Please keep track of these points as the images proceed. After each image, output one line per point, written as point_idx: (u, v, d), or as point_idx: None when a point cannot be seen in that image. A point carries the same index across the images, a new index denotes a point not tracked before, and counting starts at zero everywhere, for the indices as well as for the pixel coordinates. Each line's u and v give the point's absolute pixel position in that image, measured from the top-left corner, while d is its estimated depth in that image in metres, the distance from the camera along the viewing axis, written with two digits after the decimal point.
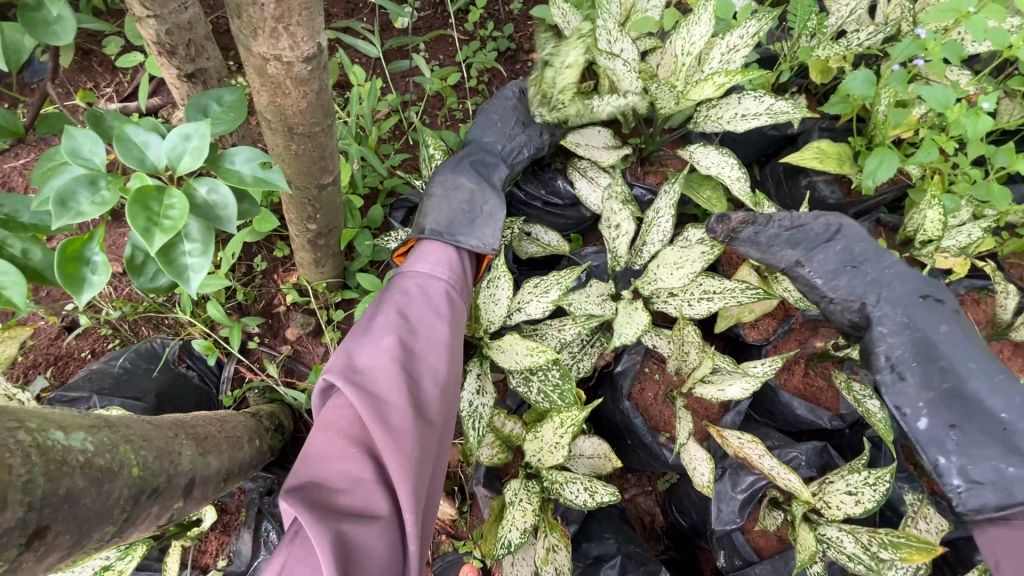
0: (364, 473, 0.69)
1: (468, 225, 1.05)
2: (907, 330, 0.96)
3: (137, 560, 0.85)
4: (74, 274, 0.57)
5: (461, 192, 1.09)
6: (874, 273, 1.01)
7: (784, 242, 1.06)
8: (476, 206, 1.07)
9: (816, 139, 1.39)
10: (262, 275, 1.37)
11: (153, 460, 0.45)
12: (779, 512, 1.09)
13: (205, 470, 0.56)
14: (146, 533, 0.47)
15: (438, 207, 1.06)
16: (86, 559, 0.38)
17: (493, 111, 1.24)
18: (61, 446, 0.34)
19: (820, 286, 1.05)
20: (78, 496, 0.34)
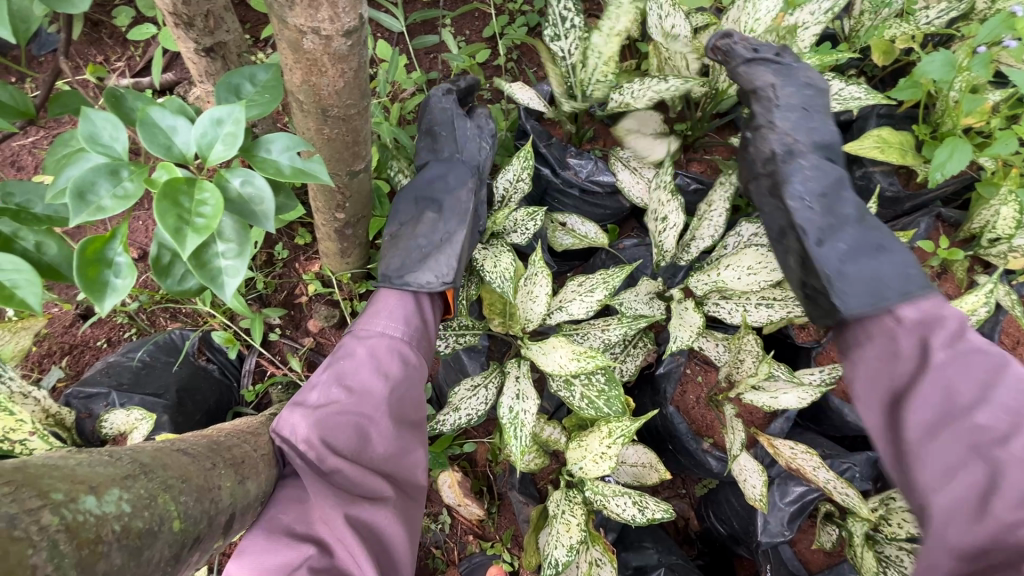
0: (301, 563, 0.63)
1: (427, 260, 0.96)
2: (816, 165, 0.93)
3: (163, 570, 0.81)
4: (94, 278, 0.50)
5: (418, 227, 0.99)
6: (791, 106, 0.96)
7: (750, 65, 0.98)
8: (435, 237, 0.98)
9: (875, 126, 1.30)
10: (283, 264, 1.31)
11: (194, 504, 0.39)
12: (832, 528, 1.03)
13: (244, 499, 0.50)
14: None
15: (394, 250, 0.98)
16: None
17: (433, 115, 1.08)
18: (92, 519, 0.29)
19: (748, 77, 0.98)
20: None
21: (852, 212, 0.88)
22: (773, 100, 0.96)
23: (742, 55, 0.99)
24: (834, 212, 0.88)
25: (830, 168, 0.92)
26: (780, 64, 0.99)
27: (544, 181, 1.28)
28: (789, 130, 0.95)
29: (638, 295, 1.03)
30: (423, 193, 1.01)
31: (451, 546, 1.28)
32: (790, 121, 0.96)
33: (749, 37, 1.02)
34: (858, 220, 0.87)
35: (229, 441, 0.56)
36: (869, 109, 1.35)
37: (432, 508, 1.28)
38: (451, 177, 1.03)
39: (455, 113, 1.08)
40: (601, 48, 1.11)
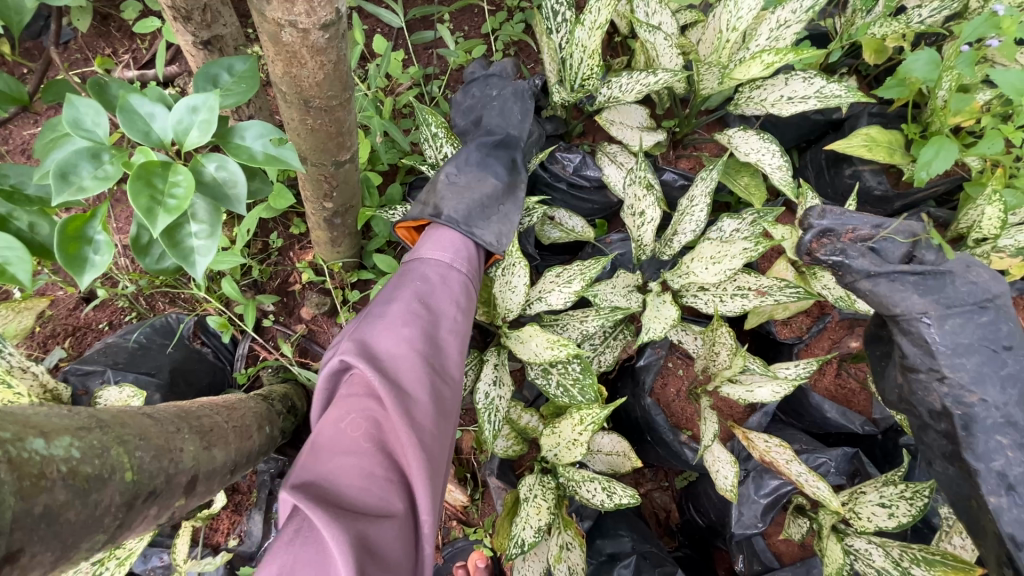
0: (376, 467, 0.62)
1: (485, 218, 0.98)
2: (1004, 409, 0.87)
3: (147, 539, 0.86)
4: (75, 254, 0.54)
5: (479, 181, 1.01)
6: (961, 341, 0.89)
7: (886, 282, 0.92)
8: (493, 199, 1.00)
9: (865, 125, 1.30)
10: (278, 253, 1.35)
11: (150, 461, 0.42)
12: (803, 520, 1.04)
13: (208, 465, 0.53)
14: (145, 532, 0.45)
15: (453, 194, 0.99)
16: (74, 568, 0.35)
17: (503, 96, 1.17)
18: (39, 457, 0.30)
19: (892, 299, 0.91)
20: (59, 511, 0.30)
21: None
22: (932, 343, 0.90)
23: (871, 263, 0.93)
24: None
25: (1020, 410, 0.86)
26: (931, 275, 0.91)
27: (533, 175, 1.29)
28: (971, 387, 0.88)
29: (617, 287, 1.04)
30: (488, 156, 1.05)
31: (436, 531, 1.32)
32: (963, 362, 0.88)
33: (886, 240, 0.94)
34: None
35: (201, 411, 0.60)
36: (861, 108, 1.35)
37: None
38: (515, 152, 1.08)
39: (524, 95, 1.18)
40: (584, 42, 1.11)
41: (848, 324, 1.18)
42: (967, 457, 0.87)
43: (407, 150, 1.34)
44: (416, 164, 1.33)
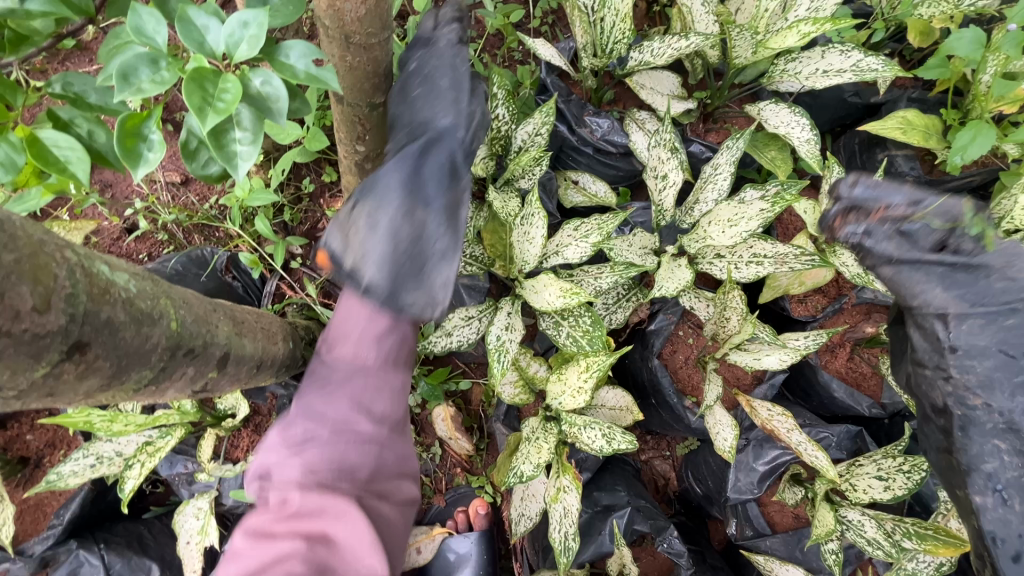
0: (287, 553, 0.58)
1: (413, 273, 0.73)
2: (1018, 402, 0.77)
3: (174, 441, 0.93)
4: (132, 149, 0.58)
5: (397, 223, 0.74)
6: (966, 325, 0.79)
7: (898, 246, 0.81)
8: (423, 250, 0.74)
9: (903, 109, 1.27)
10: (309, 198, 1.41)
11: (191, 322, 0.46)
12: (798, 488, 1.07)
13: (238, 350, 0.58)
14: (180, 393, 0.50)
15: (363, 239, 0.73)
16: (122, 397, 0.40)
17: (425, 72, 0.84)
18: (106, 277, 0.34)
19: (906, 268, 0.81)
20: (118, 327, 0.34)
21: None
22: (939, 337, 0.81)
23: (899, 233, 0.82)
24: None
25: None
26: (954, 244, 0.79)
27: (560, 138, 1.30)
28: (978, 390, 0.79)
29: (632, 245, 1.06)
30: (410, 173, 0.77)
31: (440, 476, 1.36)
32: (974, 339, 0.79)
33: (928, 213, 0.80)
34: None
35: (240, 311, 0.65)
36: (900, 93, 1.32)
37: (424, 439, 1.34)
38: (449, 160, 0.80)
39: (450, 85, 0.77)
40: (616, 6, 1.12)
41: (864, 307, 1.18)
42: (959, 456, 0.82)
43: None
44: None
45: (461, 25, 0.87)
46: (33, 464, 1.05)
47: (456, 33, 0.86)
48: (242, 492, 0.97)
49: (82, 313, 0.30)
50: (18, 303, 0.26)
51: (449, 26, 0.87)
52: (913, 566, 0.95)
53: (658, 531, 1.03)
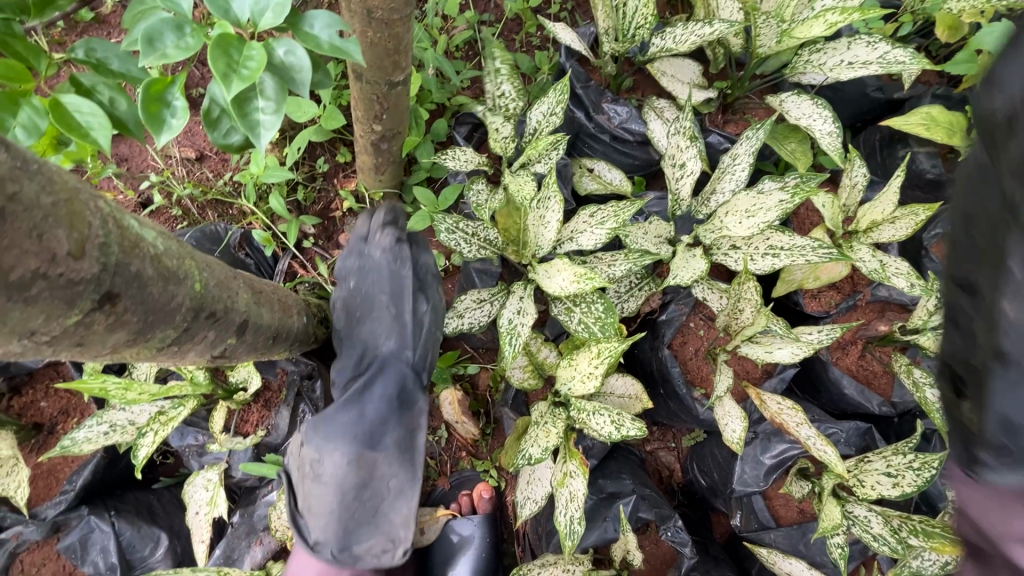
0: None
1: (366, 527, 0.83)
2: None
3: (187, 411, 0.94)
4: (155, 115, 0.58)
5: (344, 466, 0.81)
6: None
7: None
8: (373, 505, 0.83)
9: (926, 105, 1.25)
10: (323, 178, 1.41)
11: (213, 286, 0.46)
12: (805, 482, 1.06)
13: (256, 319, 0.58)
14: (200, 358, 0.51)
15: (314, 510, 0.82)
16: (145, 354, 0.41)
17: (367, 306, 0.90)
18: (135, 232, 0.34)
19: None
20: (146, 282, 0.34)
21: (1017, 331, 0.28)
22: None
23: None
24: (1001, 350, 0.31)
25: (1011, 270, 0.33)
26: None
27: (576, 124, 1.29)
28: None
29: (648, 233, 1.04)
30: (359, 411, 0.83)
31: (445, 459, 1.37)
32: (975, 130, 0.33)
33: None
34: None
35: (263, 283, 0.66)
36: (924, 89, 1.29)
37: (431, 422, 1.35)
38: (399, 391, 0.86)
39: (410, 291, 0.89)
40: None
41: (879, 304, 1.17)
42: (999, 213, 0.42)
43: (457, 90, 1.35)
44: (464, 104, 1.34)
45: (395, 221, 0.93)
46: (47, 431, 1.06)
47: (389, 239, 0.91)
48: (251, 465, 0.98)
49: (112, 264, 0.30)
50: (51, 249, 0.26)
51: (383, 214, 0.94)
52: (918, 564, 0.95)
53: (663, 519, 1.04)
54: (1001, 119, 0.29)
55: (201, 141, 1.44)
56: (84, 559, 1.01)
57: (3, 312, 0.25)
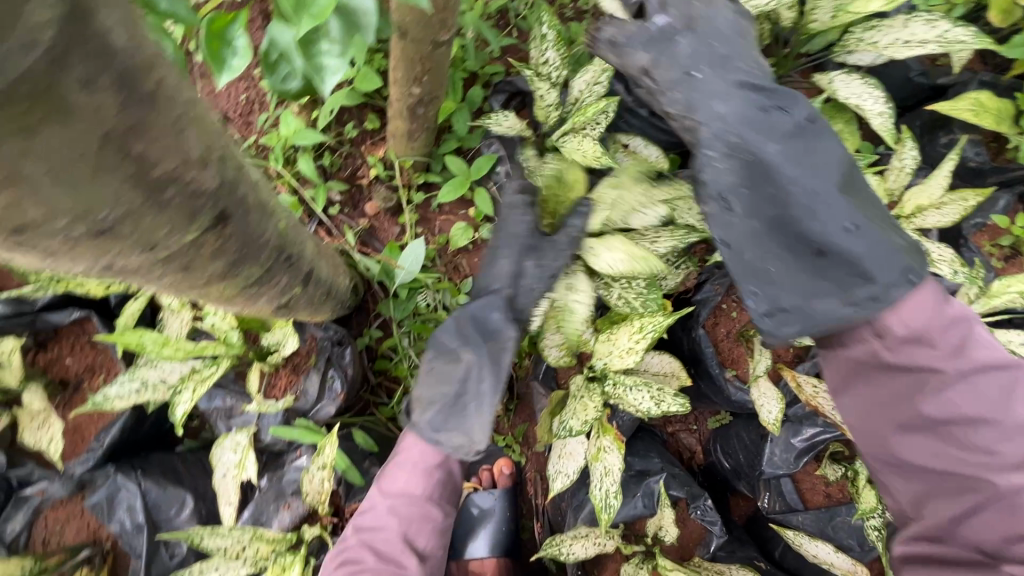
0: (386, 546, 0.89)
1: (454, 420, 0.93)
2: (848, 235, 0.75)
3: (222, 371, 0.93)
4: (217, 54, 0.55)
5: (450, 372, 0.94)
6: (796, 152, 0.78)
7: (639, 43, 0.90)
8: (462, 400, 0.92)
9: (974, 92, 1.19)
10: (350, 144, 1.37)
11: (290, 232, 0.54)
12: (838, 466, 1.07)
13: (321, 275, 0.64)
14: (271, 302, 0.58)
15: (420, 399, 0.95)
16: (232, 281, 0.49)
17: (499, 234, 1.03)
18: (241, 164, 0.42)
19: (660, 102, 0.89)
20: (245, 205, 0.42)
21: (787, 301, 0.78)
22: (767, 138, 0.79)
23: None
24: (829, 279, 0.76)
25: (831, 235, 0.75)
26: (763, 74, 0.86)
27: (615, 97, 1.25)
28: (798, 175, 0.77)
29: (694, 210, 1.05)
30: (464, 328, 0.96)
31: None
32: (734, 215, 0.79)
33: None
34: (826, 289, 0.77)
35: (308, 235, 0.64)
36: (970, 75, 1.23)
37: None
38: (495, 313, 0.96)
39: (537, 235, 1.01)
40: None
41: None
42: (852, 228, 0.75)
43: (491, 58, 1.31)
44: (498, 73, 1.31)
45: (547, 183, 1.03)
46: (72, 388, 1.04)
47: (517, 186, 1.06)
48: (283, 429, 0.97)
49: (224, 184, 0.39)
50: (183, 153, 0.33)
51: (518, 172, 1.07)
52: None
53: (694, 498, 1.04)
54: (759, 176, 0.78)
55: (226, 103, 1.41)
56: (111, 517, 1.00)
57: (145, 211, 0.34)
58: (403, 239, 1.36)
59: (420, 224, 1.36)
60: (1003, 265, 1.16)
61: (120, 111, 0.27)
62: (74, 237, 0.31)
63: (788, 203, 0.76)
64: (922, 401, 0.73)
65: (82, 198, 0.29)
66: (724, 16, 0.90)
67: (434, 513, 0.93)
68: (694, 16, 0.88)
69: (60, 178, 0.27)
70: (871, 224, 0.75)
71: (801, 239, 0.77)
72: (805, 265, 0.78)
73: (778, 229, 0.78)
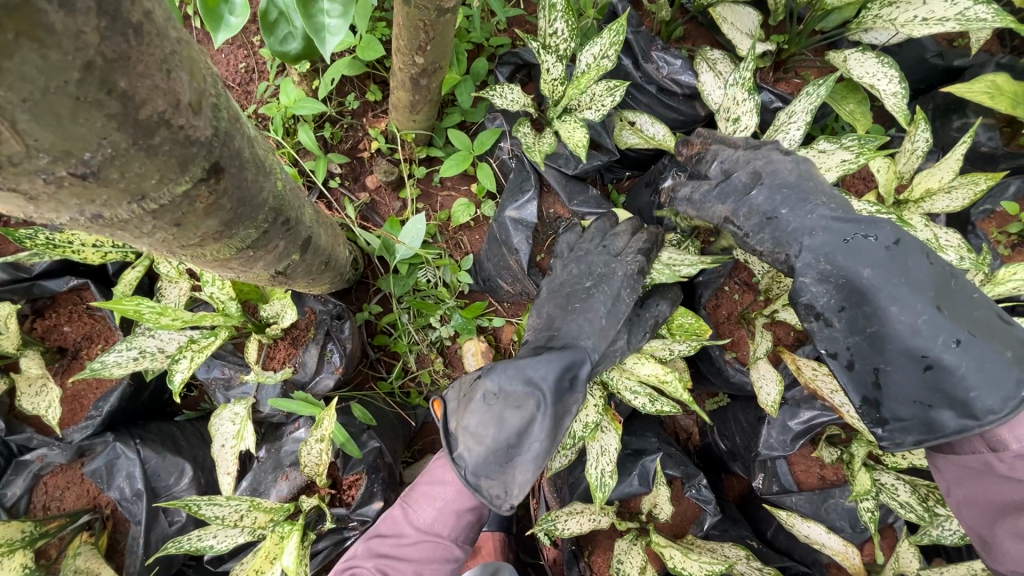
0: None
1: (499, 466, 0.85)
2: (954, 351, 0.73)
3: (220, 342, 0.92)
4: (213, 10, 0.53)
5: (509, 418, 0.84)
6: (894, 272, 0.76)
7: (715, 196, 0.93)
8: (510, 451, 0.85)
9: (992, 73, 1.16)
10: (351, 116, 1.35)
11: (290, 194, 0.55)
12: (834, 449, 1.08)
13: (319, 242, 0.66)
14: (269, 271, 0.60)
15: (467, 432, 0.87)
16: (234, 250, 0.50)
17: (592, 283, 1.00)
18: (234, 113, 0.42)
19: (748, 243, 0.89)
20: (241, 161, 0.43)
21: (904, 412, 0.78)
22: (862, 260, 0.77)
23: (738, 148, 0.96)
24: (942, 393, 0.75)
25: (937, 350, 0.74)
26: (843, 206, 0.84)
27: (623, 72, 1.22)
28: (910, 301, 0.75)
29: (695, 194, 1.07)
30: (537, 377, 0.85)
31: None
32: (834, 331, 0.80)
33: (714, 154, 0.99)
34: (944, 404, 0.75)
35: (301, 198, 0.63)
36: (987, 57, 1.20)
37: (452, 372, 1.32)
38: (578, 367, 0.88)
39: (629, 299, 0.98)
40: None
41: None
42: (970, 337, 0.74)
43: (497, 29, 1.28)
44: (503, 45, 1.28)
45: (647, 251, 1.01)
46: (70, 355, 1.04)
47: (638, 246, 1.01)
48: (281, 401, 0.97)
49: (218, 136, 0.39)
50: (173, 96, 0.33)
51: (626, 224, 1.04)
52: (940, 533, 0.97)
53: (688, 477, 1.05)
54: (859, 294, 0.77)
55: (225, 71, 1.40)
56: (109, 484, 1.00)
57: (134, 156, 0.33)
58: (403, 215, 1.34)
59: (420, 199, 1.35)
60: (1011, 253, 1.14)
61: (101, 38, 0.27)
62: (56, 180, 0.30)
63: (886, 321, 0.76)
64: (1017, 511, 0.74)
65: (71, 136, 0.28)
66: (791, 159, 0.90)
67: (452, 553, 0.96)
68: (759, 170, 0.89)
69: (37, 109, 0.26)
70: (976, 335, 0.74)
71: (906, 354, 0.76)
72: (915, 379, 0.76)
73: (875, 347, 0.78)
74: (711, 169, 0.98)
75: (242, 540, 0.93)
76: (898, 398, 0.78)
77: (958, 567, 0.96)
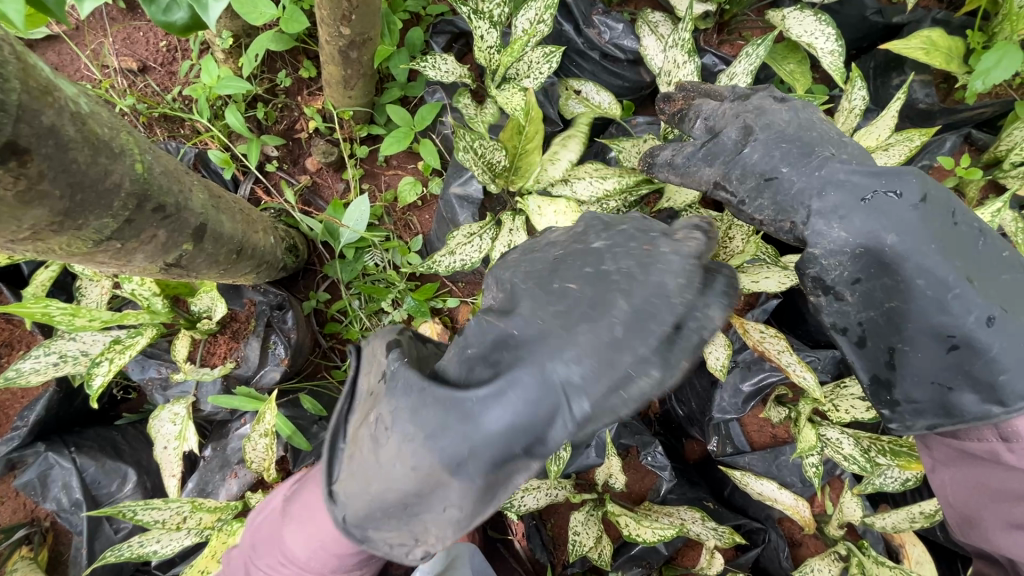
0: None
1: (390, 518, 0.62)
2: (986, 329, 0.68)
3: (145, 341, 0.88)
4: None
5: (402, 471, 0.58)
6: (922, 236, 0.68)
7: (701, 158, 0.79)
8: (411, 507, 0.60)
9: (927, 29, 1.17)
10: (284, 95, 1.28)
11: (159, 175, 0.52)
12: (782, 408, 1.10)
13: (217, 226, 0.64)
14: (155, 261, 0.58)
15: (356, 459, 0.63)
16: (92, 240, 0.47)
17: (595, 273, 0.60)
18: (48, 84, 0.37)
19: (743, 212, 0.78)
20: (65, 142, 0.38)
21: (918, 392, 0.74)
22: (891, 223, 0.69)
23: (724, 102, 0.82)
24: (965, 374, 0.70)
25: (968, 328, 0.68)
26: (854, 155, 0.75)
27: (564, 38, 1.18)
28: (939, 268, 0.68)
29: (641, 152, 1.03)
30: (470, 404, 0.56)
31: None
32: (847, 305, 0.73)
33: (697, 109, 0.83)
34: (966, 386, 0.70)
35: (192, 181, 0.60)
36: (924, 13, 1.21)
37: None
38: (539, 410, 0.56)
39: (661, 323, 0.57)
40: None
41: None
42: (1002, 313, 0.68)
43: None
44: (441, 14, 1.22)
45: (707, 233, 0.64)
46: None
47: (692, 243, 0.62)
48: (221, 398, 0.92)
49: (18, 115, 0.34)
50: None
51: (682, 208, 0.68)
52: (882, 482, 1.01)
53: (644, 445, 1.06)
54: (883, 265, 0.69)
55: (144, 51, 1.31)
56: (45, 495, 0.96)
57: None
58: (348, 197, 1.29)
59: (365, 179, 1.29)
60: None
61: None
62: None
63: (909, 295, 0.69)
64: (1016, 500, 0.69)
65: None
66: (786, 108, 0.78)
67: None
68: (751, 124, 0.77)
69: None
70: (1009, 311, 0.69)
71: (929, 332, 0.70)
72: (937, 359, 0.71)
73: (890, 322, 0.72)
74: (693, 127, 0.84)
75: (189, 541, 0.90)
76: (913, 378, 0.73)
77: (897, 512, 1.01)
